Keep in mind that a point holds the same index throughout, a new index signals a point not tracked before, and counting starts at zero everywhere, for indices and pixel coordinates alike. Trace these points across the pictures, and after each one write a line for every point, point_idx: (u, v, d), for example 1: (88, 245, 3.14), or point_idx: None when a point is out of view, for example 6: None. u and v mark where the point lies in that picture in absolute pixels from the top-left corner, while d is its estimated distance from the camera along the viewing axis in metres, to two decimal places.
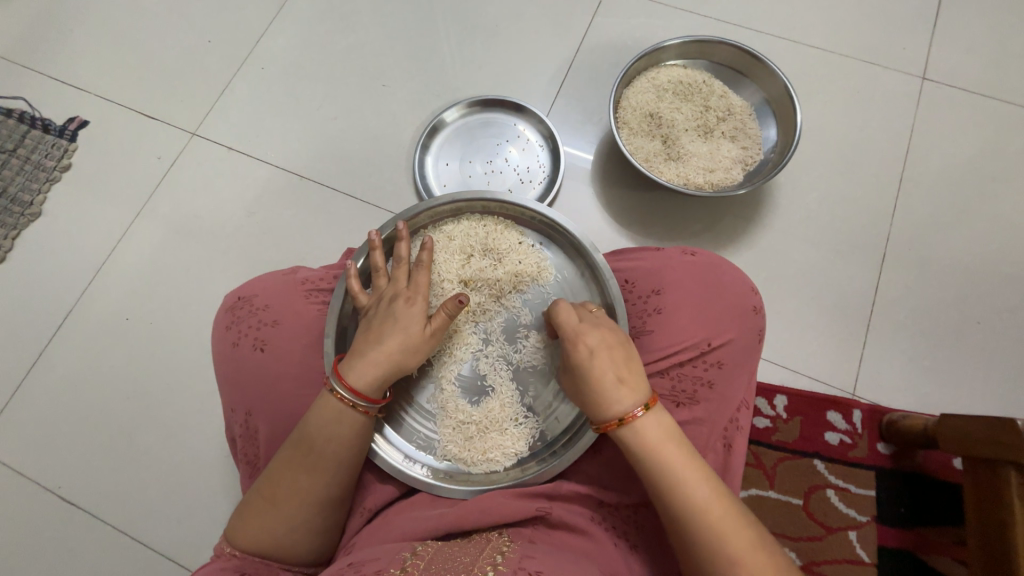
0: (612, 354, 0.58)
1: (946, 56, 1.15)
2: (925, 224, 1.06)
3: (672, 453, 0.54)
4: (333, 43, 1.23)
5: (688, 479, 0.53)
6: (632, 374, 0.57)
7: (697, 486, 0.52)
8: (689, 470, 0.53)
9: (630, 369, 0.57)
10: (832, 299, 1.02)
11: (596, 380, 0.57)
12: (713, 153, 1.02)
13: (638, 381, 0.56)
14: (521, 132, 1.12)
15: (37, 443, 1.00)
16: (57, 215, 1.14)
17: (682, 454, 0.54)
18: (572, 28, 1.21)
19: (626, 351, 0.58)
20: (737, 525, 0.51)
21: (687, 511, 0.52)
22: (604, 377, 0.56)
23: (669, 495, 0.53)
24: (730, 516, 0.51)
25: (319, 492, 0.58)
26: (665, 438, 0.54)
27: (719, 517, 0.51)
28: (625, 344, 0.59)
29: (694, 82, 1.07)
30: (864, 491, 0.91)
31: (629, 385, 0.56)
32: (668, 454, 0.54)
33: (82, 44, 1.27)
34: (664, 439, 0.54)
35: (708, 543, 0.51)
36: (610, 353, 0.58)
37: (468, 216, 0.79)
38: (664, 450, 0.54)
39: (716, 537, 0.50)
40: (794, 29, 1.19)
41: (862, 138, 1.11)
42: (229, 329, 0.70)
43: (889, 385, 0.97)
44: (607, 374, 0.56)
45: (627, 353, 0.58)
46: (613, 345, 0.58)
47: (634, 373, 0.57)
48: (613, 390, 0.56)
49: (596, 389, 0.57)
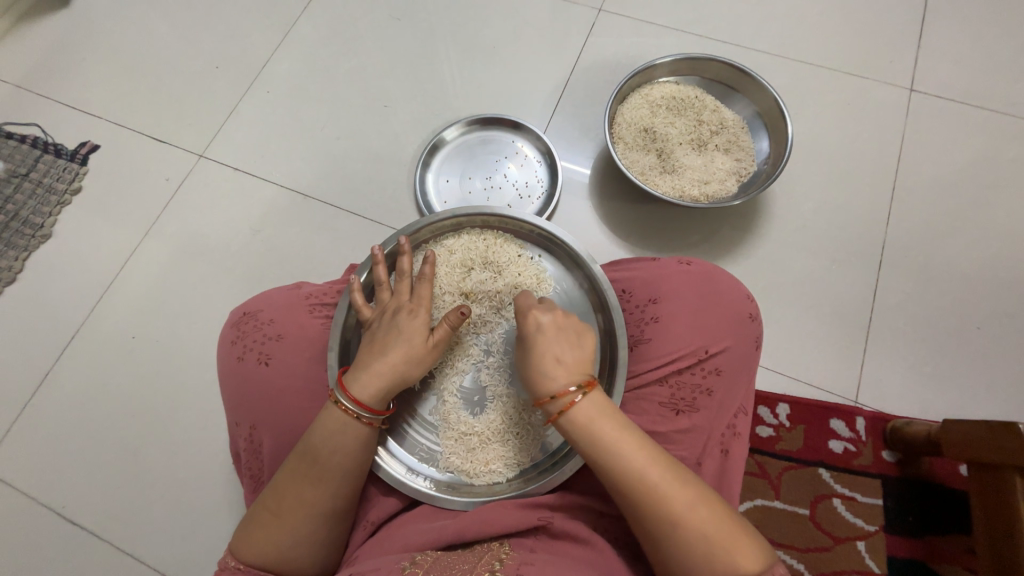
0: (558, 334, 0.61)
1: (933, 68, 1.18)
2: (920, 232, 1.07)
3: (608, 424, 0.55)
4: (336, 66, 1.27)
5: (623, 447, 0.54)
6: (572, 355, 0.60)
7: (635, 455, 0.53)
8: (624, 440, 0.54)
9: (573, 351, 0.60)
10: (830, 307, 1.02)
11: (535, 356, 0.60)
12: (708, 166, 1.04)
13: (576, 363, 0.59)
14: (519, 148, 1.15)
15: (42, 462, 1.01)
16: (67, 237, 1.16)
17: (617, 422, 0.56)
18: (566, 48, 1.25)
19: (572, 335, 0.61)
20: (678, 487, 0.52)
21: (625, 480, 0.53)
22: (547, 354, 0.60)
23: (604, 463, 0.54)
24: (672, 479, 0.52)
25: (324, 503, 0.59)
26: (600, 413, 0.56)
27: (659, 482, 0.52)
28: (573, 326, 0.62)
29: (687, 97, 1.10)
30: (871, 499, 0.90)
31: (568, 366, 0.59)
32: (603, 427, 0.55)
33: (95, 72, 1.31)
34: (599, 413, 0.56)
35: (651, 508, 0.52)
36: (556, 333, 0.61)
37: (468, 230, 0.80)
38: (601, 423, 0.55)
39: (658, 503, 0.51)
40: (783, 45, 1.22)
41: (854, 149, 1.13)
42: (235, 343, 0.71)
43: (891, 391, 0.97)
44: (548, 352, 0.60)
45: (572, 335, 0.61)
46: (558, 326, 0.62)
47: (576, 355, 0.60)
48: (551, 367, 0.59)
49: (537, 366, 0.60)
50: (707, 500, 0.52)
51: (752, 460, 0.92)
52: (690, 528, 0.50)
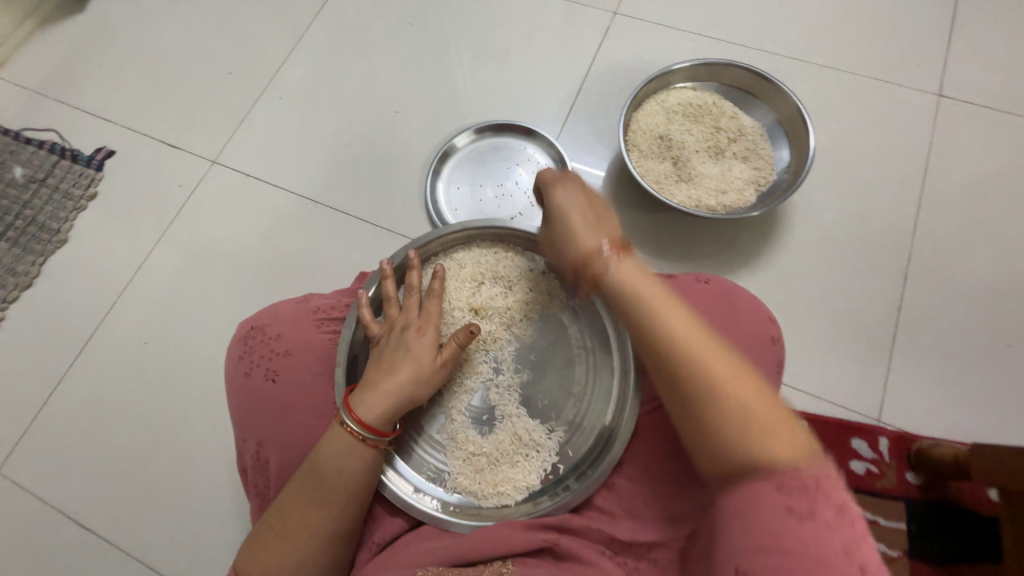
0: (587, 211, 0.61)
1: (962, 72, 1.14)
2: (948, 244, 1.03)
3: (627, 259, 0.55)
4: (347, 71, 1.27)
5: (659, 308, 0.49)
6: (604, 223, 0.59)
7: (675, 320, 0.48)
8: (663, 305, 0.49)
9: (602, 222, 0.60)
10: (852, 321, 0.99)
11: (555, 197, 0.63)
12: (725, 175, 1.02)
13: (608, 226, 0.59)
14: (531, 155, 1.13)
15: (56, 466, 1.02)
16: (82, 242, 1.18)
17: (658, 283, 0.52)
18: (580, 53, 1.22)
19: (605, 212, 0.61)
20: (724, 362, 0.45)
21: (657, 331, 0.48)
22: (576, 216, 0.60)
23: (636, 309, 0.50)
24: (717, 353, 0.45)
25: (327, 525, 0.58)
26: (634, 272, 0.53)
27: (699, 347, 0.46)
28: (604, 208, 0.61)
29: (704, 104, 1.07)
30: (894, 523, 0.86)
31: (595, 229, 0.59)
32: (623, 262, 0.54)
33: (111, 78, 1.33)
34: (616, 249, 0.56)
35: (682, 361, 0.46)
36: (588, 209, 0.61)
37: (478, 244, 0.79)
38: (635, 279, 0.52)
39: (693, 365, 0.45)
40: (803, 48, 1.19)
41: (878, 157, 1.09)
42: (242, 359, 0.70)
43: (917, 411, 0.93)
44: (576, 213, 0.60)
45: (604, 214, 0.61)
46: (590, 204, 0.61)
47: (597, 207, 0.61)
48: (581, 225, 0.59)
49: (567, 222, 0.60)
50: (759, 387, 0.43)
51: None
52: (729, 405, 0.42)
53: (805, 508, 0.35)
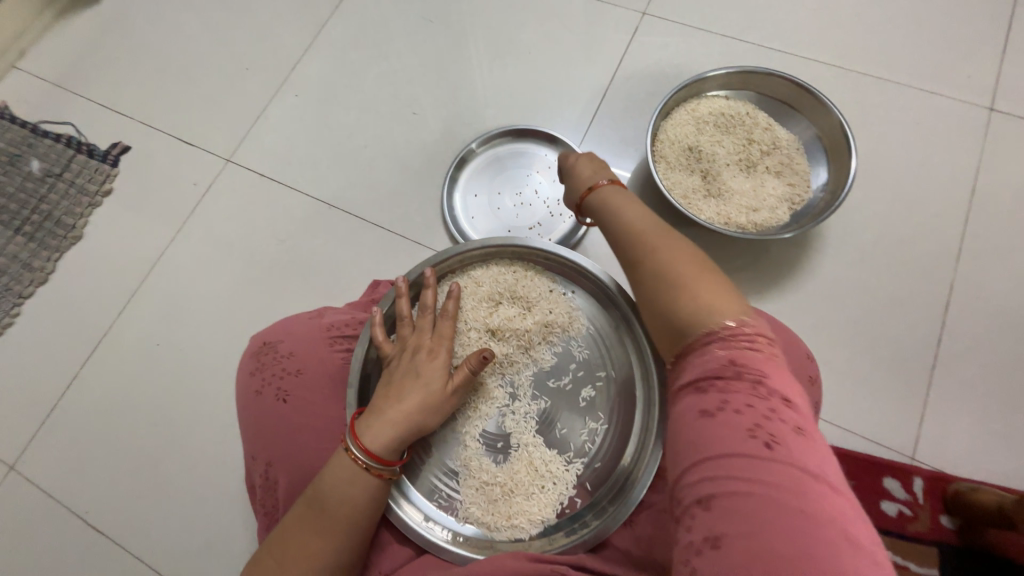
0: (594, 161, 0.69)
1: (1018, 85, 1.06)
2: (995, 271, 0.96)
3: (631, 206, 0.60)
4: (365, 70, 1.23)
5: (645, 228, 0.56)
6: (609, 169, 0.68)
7: (655, 236, 0.55)
8: (650, 227, 0.56)
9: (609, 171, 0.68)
10: (887, 350, 0.93)
11: (576, 166, 0.70)
12: (757, 191, 0.96)
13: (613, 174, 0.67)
14: (552, 163, 1.09)
15: (67, 464, 1.02)
16: (97, 238, 1.17)
17: (648, 214, 0.59)
18: (607, 55, 1.17)
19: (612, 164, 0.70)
20: (694, 265, 0.51)
21: (639, 243, 0.55)
22: (582, 166, 0.69)
23: (624, 230, 0.58)
24: (691, 261, 0.51)
25: (330, 557, 0.55)
26: (627, 202, 0.61)
27: (672, 253, 0.52)
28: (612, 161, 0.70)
29: (737, 114, 1.01)
30: (927, 571, 0.81)
31: (600, 173, 0.67)
32: (627, 211, 0.60)
33: (128, 71, 1.31)
34: (627, 202, 0.61)
35: (656, 263, 0.52)
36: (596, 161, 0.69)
37: (496, 261, 0.76)
38: (626, 209, 0.60)
39: (664, 268, 0.51)
40: (845, 55, 1.12)
41: (922, 174, 1.03)
42: (253, 375, 0.68)
43: (954, 449, 0.88)
44: (583, 165, 0.69)
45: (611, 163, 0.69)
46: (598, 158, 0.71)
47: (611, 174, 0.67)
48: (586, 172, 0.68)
49: (573, 175, 0.69)
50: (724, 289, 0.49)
51: None
52: (691, 293, 0.48)
53: (720, 405, 0.41)
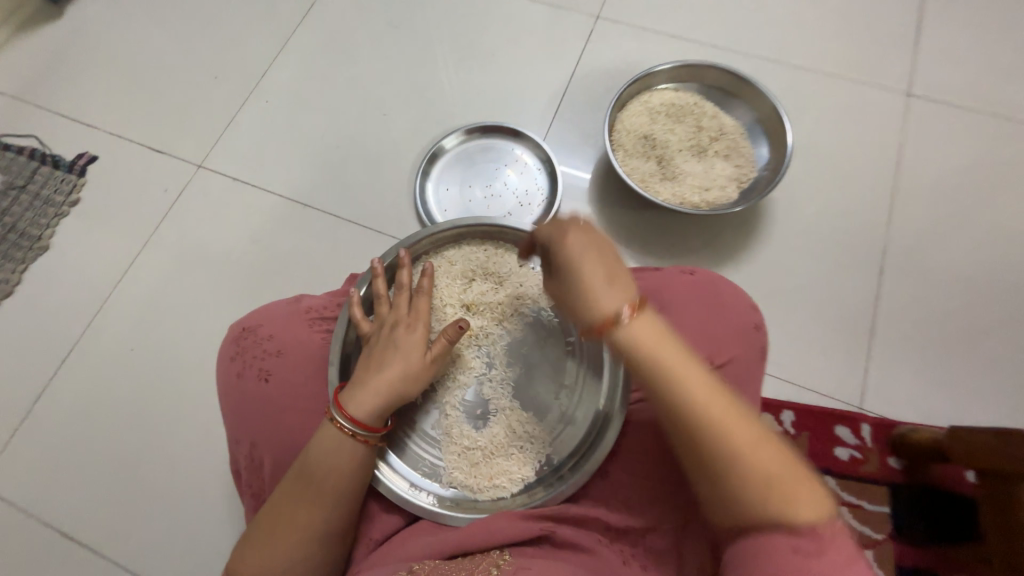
0: (597, 253, 0.54)
1: (930, 72, 1.19)
2: (922, 236, 1.07)
3: (669, 350, 0.50)
4: (335, 75, 1.27)
5: (684, 376, 0.49)
6: (617, 271, 0.54)
7: (698, 386, 0.49)
8: (687, 367, 0.49)
9: (617, 270, 0.54)
10: (833, 312, 1.02)
11: (579, 274, 0.54)
12: (708, 172, 1.04)
13: (624, 279, 0.53)
14: (519, 156, 1.15)
15: (39, 478, 0.99)
16: (65, 248, 1.16)
17: (678, 345, 0.51)
18: (565, 55, 1.25)
19: (613, 251, 0.55)
20: (744, 424, 0.47)
21: (685, 407, 0.48)
22: (589, 276, 0.53)
23: (662, 391, 0.50)
24: (737, 415, 0.48)
25: (321, 522, 0.58)
26: (657, 337, 0.51)
27: (721, 414, 0.47)
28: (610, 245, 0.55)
29: (686, 103, 1.10)
30: (878, 508, 0.89)
31: (614, 287, 0.53)
32: (665, 355, 0.50)
33: (92, 83, 1.31)
34: (661, 339, 0.51)
35: (709, 444, 0.47)
36: (597, 254, 0.54)
37: (468, 241, 0.80)
38: (657, 348, 0.50)
39: (719, 438, 0.47)
40: (779, 50, 1.23)
41: (854, 153, 1.13)
42: (234, 360, 0.70)
43: (896, 397, 0.96)
44: (590, 273, 0.53)
45: (613, 253, 0.55)
46: (596, 249, 0.54)
47: (620, 275, 0.53)
48: (601, 289, 0.53)
49: (581, 288, 0.54)
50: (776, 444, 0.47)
51: None
52: (754, 466, 0.45)
53: (813, 546, 0.41)
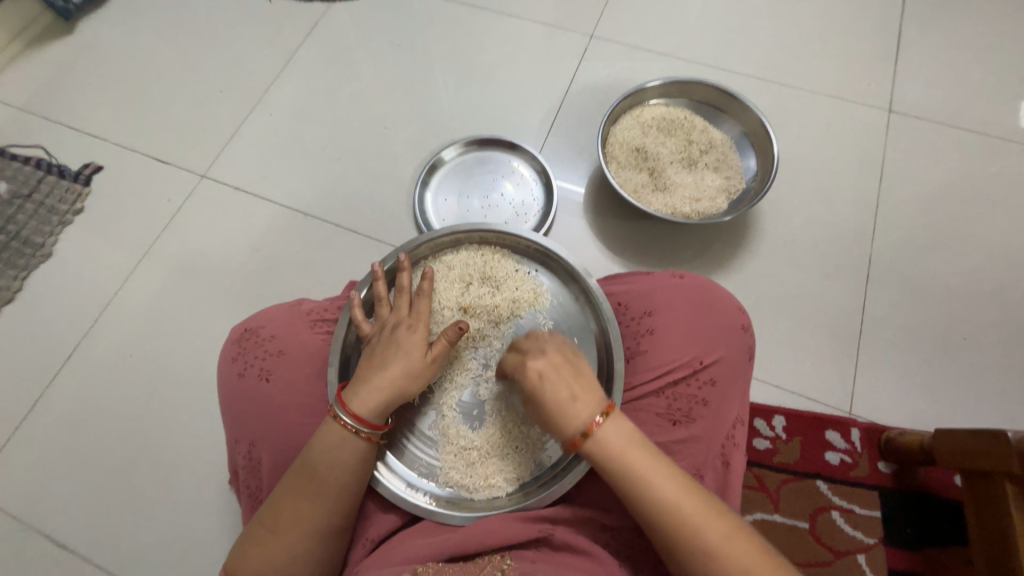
0: (561, 372, 0.60)
1: (908, 90, 1.24)
2: (905, 246, 1.10)
3: (639, 457, 0.54)
4: (337, 89, 1.32)
5: (656, 481, 0.53)
6: (583, 388, 0.58)
7: (669, 489, 0.53)
8: (657, 471, 0.54)
9: (582, 383, 0.59)
10: (822, 320, 1.04)
11: (549, 396, 0.58)
12: (698, 184, 1.08)
13: (589, 394, 0.58)
14: (515, 168, 1.19)
15: (33, 484, 0.99)
16: (67, 255, 1.17)
17: (647, 449, 0.55)
18: (560, 72, 1.30)
19: (576, 369, 0.60)
20: (713, 521, 0.52)
21: (660, 513, 0.53)
22: (558, 397, 0.58)
23: (638, 499, 0.54)
24: (706, 512, 0.52)
25: (321, 519, 0.58)
26: (628, 444, 0.55)
27: (691, 514, 0.52)
28: (572, 361, 0.61)
29: (676, 118, 1.14)
30: (869, 511, 0.90)
31: (583, 401, 0.57)
32: (636, 463, 0.54)
33: (100, 96, 1.35)
34: (629, 446, 0.55)
35: (685, 542, 0.52)
36: (560, 373, 0.59)
37: (466, 247, 0.82)
38: (629, 456, 0.54)
39: (693, 537, 0.51)
40: (765, 69, 1.28)
41: (838, 167, 1.17)
42: (235, 360, 0.71)
43: (885, 402, 0.98)
44: (560, 390, 0.58)
45: (575, 369, 0.60)
46: (560, 364, 0.60)
47: (585, 388, 0.58)
48: (569, 409, 0.57)
49: (553, 409, 0.58)
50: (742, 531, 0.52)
51: (750, 474, 0.92)
52: (725, 560, 0.50)
53: None
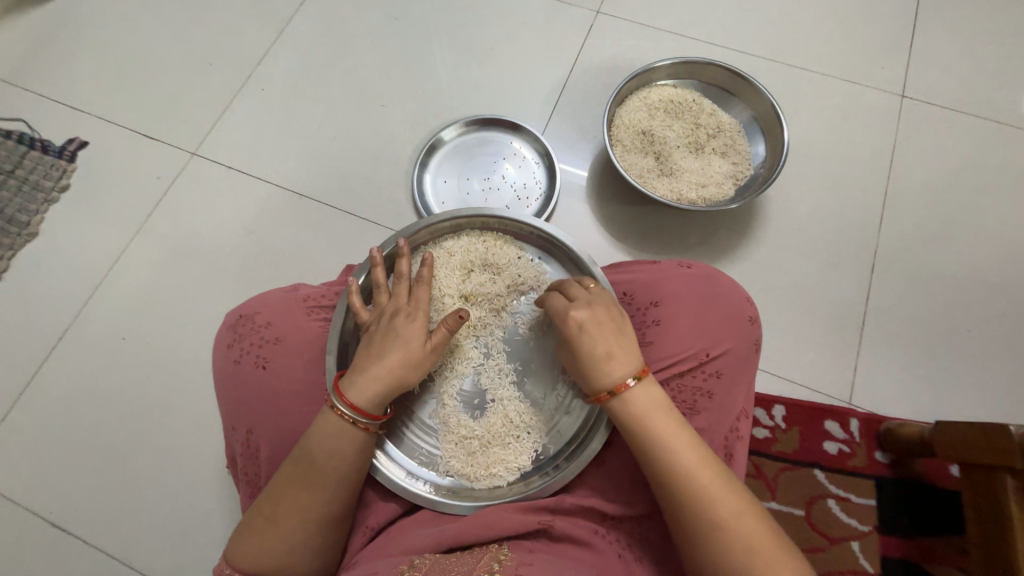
0: (601, 329, 0.59)
1: (923, 75, 1.21)
2: (912, 236, 1.09)
3: (663, 420, 0.55)
4: (332, 64, 1.26)
5: (675, 446, 0.54)
6: (622, 346, 0.58)
7: (687, 456, 0.54)
8: (678, 438, 0.55)
9: (622, 341, 0.59)
10: (825, 310, 1.03)
11: (586, 348, 0.59)
12: (705, 169, 1.05)
13: (628, 352, 0.58)
14: (518, 149, 1.15)
15: (27, 467, 0.98)
16: (54, 235, 1.14)
17: (672, 415, 0.56)
18: (565, 50, 1.25)
19: (619, 327, 0.60)
20: (725, 495, 0.53)
21: (674, 478, 0.54)
22: (595, 352, 0.59)
23: (655, 462, 0.55)
24: (720, 485, 0.53)
25: (320, 509, 0.58)
26: (655, 408, 0.56)
27: (705, 484, 0.53)
28: (616, 320, 0.60)
29: (684, 100, 1.10)
30: (864, 500, 0.91)
31: (619, 359, 0.58)
32: (656, 423, 0.55)
33: (84, 67, 1.29)
34: (654, 408, 0.56)
35: (694, 509, 0.53)
36: (601, 329, 0.59)
37: (467, 232, 0.80)
38: (653, 419, 0.56)
39: (703, 506, 0.52)
40: (777, 50, 1.24)
41: (847, 154, 1.15)
42: (231, 346, 0.69)
43: (884, 393, 0.98)
44: (598, 346, 0.59)
45: (618, 328, 0.60)
46: (603, 321, 0.60)
47: (625, 347, 0.58)
48: (603, 363, 0.58)
49: (587, 362, 0.59)
50: (753, 510, 0.53)
51: (749, 462, 0.92)
52: (731, 533, 0.51)
53: None
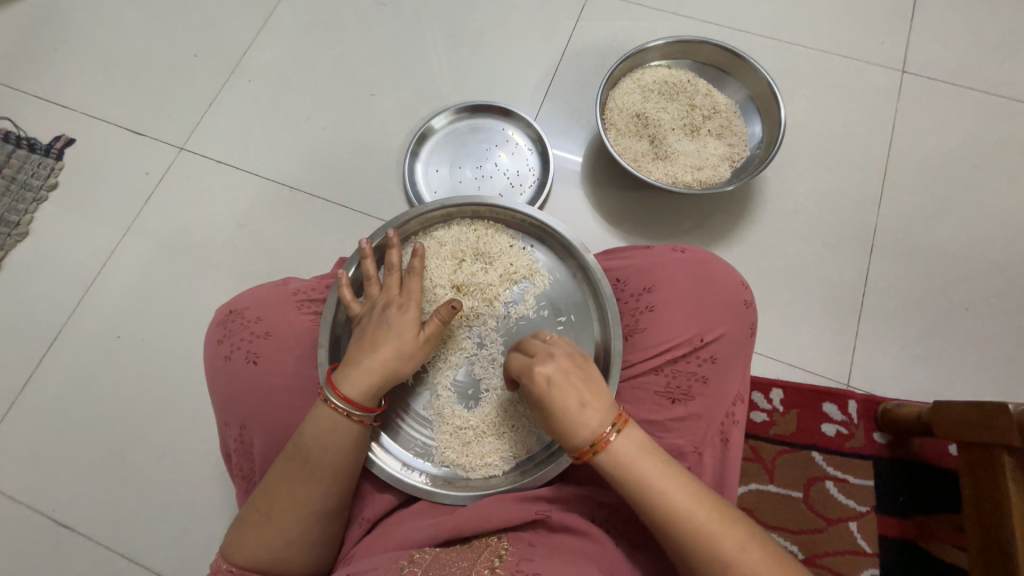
0: (570, 378, 0.55)
1: (923, 49, 1.18)
2: (911, 215, 1.07)
3: (650, 465, 0.53)
4: (319, 53, 1.24)
5: (667, 488, 0.52)
6: (593, 395, 0.55)
7: (680, 497, 0.51)
8: (668, 480, 0.52)
9: (591, 389, 0.55)
10: (824, 292, 1.02)
11: (559, 403, 0.55)
12: (700, 152, 1.03)
13: (599, 400, 0.55)
14: (510, 136, 1.13)
15: (29, 466, 0.99)
16: (44, 234, 1.13)
17: (658, 457, 0.54)
18: (556, 32, 1.22)
19: (587, 373, 0.56)
20: (726, 529, 0.50)
21: (671, 522, 0.51)
22: (567, 405, 0.55)
23: (649, 509, 0.52)
24: (719, 521, 0.50)
25: (317, 502, 0.58)
26: (640, 452, 0.53)
27: (704, 523, 0.50)
28: (581, 365, 0.57)
29: (679, 81, 1.08)
30: (862, 481, 0.91)
31: (594, 409, 0.54)
32: (646, 469, 0.53)
33: (67, 62, 1.26)
34: (640, 453, 0.53)
35: (697, 549, 0.50)
36: (569, 381, 0.55)
37: (458, 222, 0.79)
38: (640, 465, 0.53)
39: (706, 546, 0.50)
40: (774, 27, 1.21)
41: (846, 132, 1.12)
42: (221, 343, 0.69)
43: (883, 375, 0.98)
44: (570, 399, 0.55)
45: (585, 374, 0.56)
46: (569, 369, 0.56)
47: (595, 394, 0.55)
48: (578, 417, 0.54)
49: (562, 417, 0.55)
50: (758, 539, 0.50)
51: (747, 445, 0.92)
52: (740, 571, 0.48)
53: None
